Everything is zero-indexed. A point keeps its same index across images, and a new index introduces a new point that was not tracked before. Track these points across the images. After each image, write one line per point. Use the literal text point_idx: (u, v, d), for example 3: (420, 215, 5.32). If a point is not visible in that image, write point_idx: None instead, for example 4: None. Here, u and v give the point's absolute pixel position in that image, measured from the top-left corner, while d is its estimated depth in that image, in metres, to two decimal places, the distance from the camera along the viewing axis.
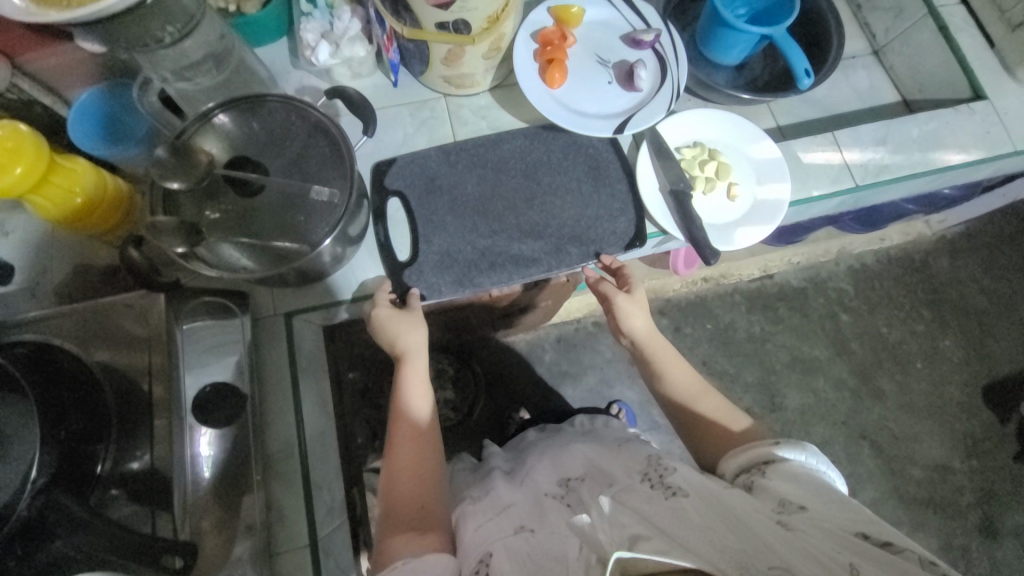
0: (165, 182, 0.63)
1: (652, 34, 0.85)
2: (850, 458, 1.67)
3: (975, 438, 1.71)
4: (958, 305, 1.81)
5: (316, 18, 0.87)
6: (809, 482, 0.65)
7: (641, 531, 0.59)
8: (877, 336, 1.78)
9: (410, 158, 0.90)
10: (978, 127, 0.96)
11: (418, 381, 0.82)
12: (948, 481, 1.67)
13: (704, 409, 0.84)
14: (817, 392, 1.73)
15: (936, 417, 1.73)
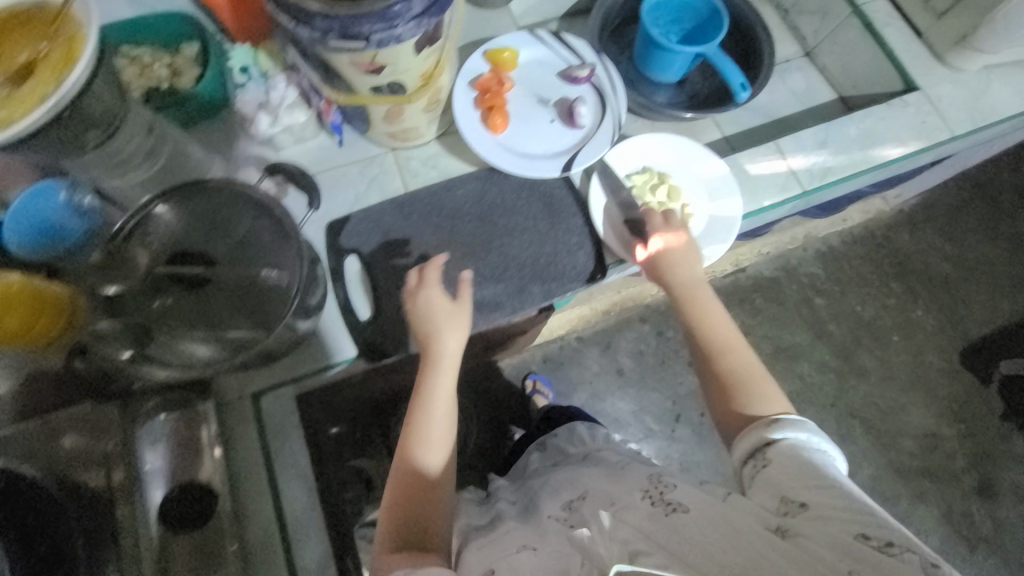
0: (104, 287, 0.62)
1: (587, 70, 0.87)
2: (844, 439, 1.58)
3: (958, 402, 1.63)
4: (922, 269, 1.74)
5: (252, 87, 0.87)
6: (808, 471, 0.57)
7: (641, 545, 0.52)
8: (850, 313, 1.70)
9: (363, 215, 0.89)
10: (914, 118, 0.98)
11: (442, 383, 0.73)
12: (940, 448, 1.58)
13: (741, 366, 0.71)
14: (803, 374, 1.63)
15: (919, 387, 1.64)
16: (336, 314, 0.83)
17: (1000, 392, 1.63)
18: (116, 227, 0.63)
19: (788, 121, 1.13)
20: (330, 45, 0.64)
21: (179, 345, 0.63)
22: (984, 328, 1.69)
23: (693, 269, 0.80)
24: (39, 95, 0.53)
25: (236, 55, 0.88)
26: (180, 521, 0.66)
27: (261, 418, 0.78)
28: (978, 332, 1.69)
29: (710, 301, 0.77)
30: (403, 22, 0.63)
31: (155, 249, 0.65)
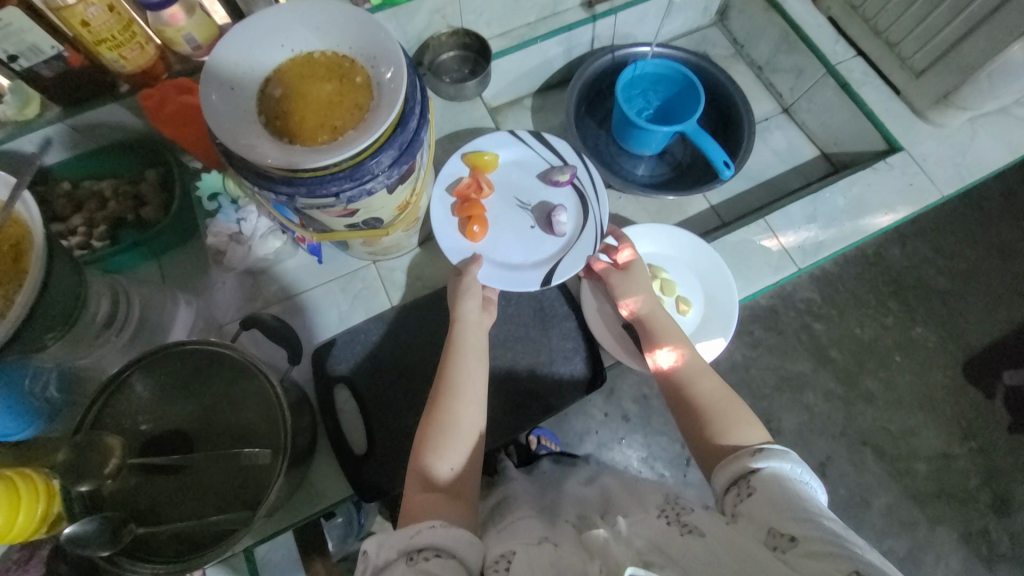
0: (74, 487, 0.56)
1: (568, 173, 0.85)
2: (854, 468, 1.22)
3: (969, 418, 1.27)
4: (918, 284, 1.34)
5: (221, 219, 0.83)
6: (794, 503, 0.50)
7: (653, 556, 0.49)
8: (848, 336, 1.31)
9: (349, 336, 0.85)
10: (900, 181, 0.98)
11: (472, 346, 0.71)
12: (953, 470, 1.24)
13: (731, 411, 0.64)
14: (808, 402, 1.26)
15: (930, 408, 1.27)
16: (329, 449, 0.80)
17: (1007, 408, 1.27)
18: (83, 414, 0.60)
19: (774, 182, 1.11)
20: (298, 204, 0.61)
21: (161, 535, 0.59)
22: (985, 337, 1.31)
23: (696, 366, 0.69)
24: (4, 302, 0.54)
25: (204, 182, 0.83)
26: None
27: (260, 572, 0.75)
28: (979, 343, 1.31)
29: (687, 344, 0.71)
30: (373, 177, 0.61)
31: (130, 432, 0.62)
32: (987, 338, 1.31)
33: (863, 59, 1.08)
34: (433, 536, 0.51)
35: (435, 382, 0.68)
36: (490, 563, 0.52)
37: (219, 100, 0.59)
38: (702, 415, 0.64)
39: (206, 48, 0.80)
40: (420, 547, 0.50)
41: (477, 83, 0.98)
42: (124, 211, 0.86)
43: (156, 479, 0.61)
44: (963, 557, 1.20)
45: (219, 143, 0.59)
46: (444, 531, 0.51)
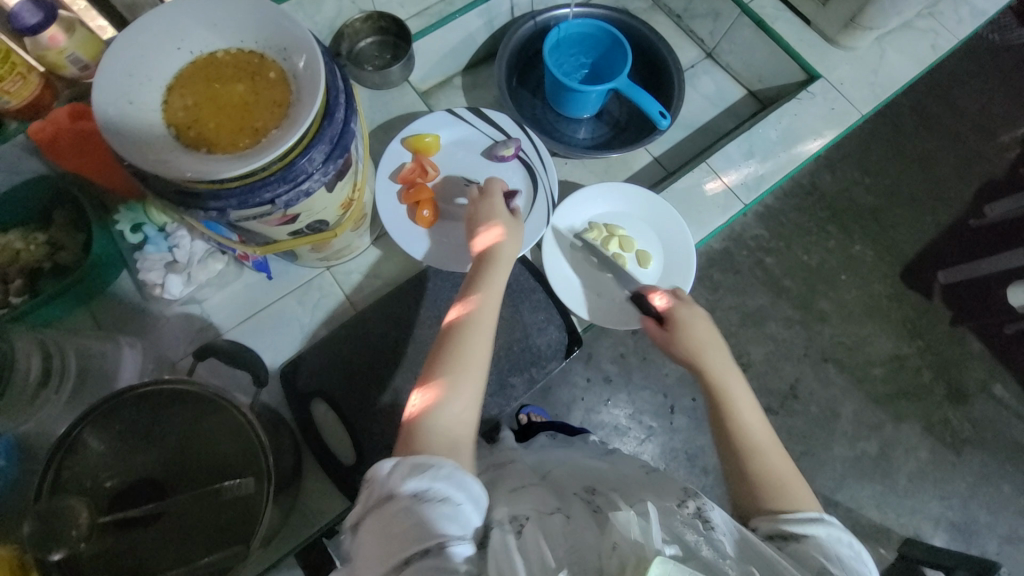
0: (45, 558, 0.52)
1: (512, 146, 0.84)
2: (820, 386, 1.27)
3: (916, 320, 1.34)
4: (851, 204, 1.39)
5: (151, 251, 0.77)
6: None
7: (681, 549, 0.48)
8: (796, 264, 1.35)
9: (316, 349, 0.82)
10: (823, 107, 1.04)
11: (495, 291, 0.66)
12: (907, 370, 1.30)
13: (772, 464, 0.59)
14: (771, 331, 1.30)
15: (881, 316, 1.33)
16: (318, 467, 0.77)
17: (946, 305, 1.35)
18: (37, 480, 0.56)
19: (709, 127, 1.14)
20: (233, 219, 0.57)
21: None
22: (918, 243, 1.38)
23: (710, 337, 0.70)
24: None
25: (126, 214, 0.78)
26: None
27: None
28: (913, 251, 1.37)
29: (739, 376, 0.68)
30: (309, 177, 0.57)
31: (94, 490, 0.57)
32: (919, 244, 1.38)
33: None
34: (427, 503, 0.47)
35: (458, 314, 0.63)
36: (503, 522, 0.51)
37: (119, 116, 0.54)
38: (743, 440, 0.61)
39: (95, 67, 0.75)
40: (409, 511, 0.46)
41: (402, 67, 0.94)
42: (39, 259, 0.78)
43: (133, 534, 0.56)
44: (930, 446, 1.26)
45: (128, 164, 0.54)
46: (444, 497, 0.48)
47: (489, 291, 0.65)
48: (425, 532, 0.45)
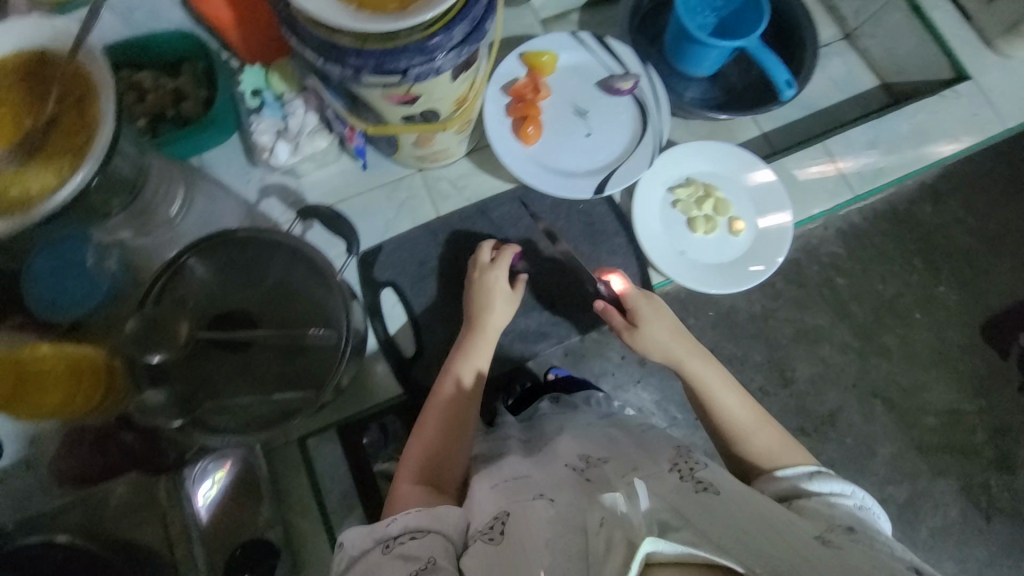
0: (147, 356, 0.60)
1: (630, 81, 0.82)
2: (863, 423, 1.00)
3: (981, 376, 1.03)
4: (958, 239, 1.08)
5: (267, 115, 0.81)
6: (850, 518, 0.53)
7: (669, 516, 0.43)
8: (867, 291, 1.05)
9: (396, 244, 0.86)
10: (966, 111, 0.98)
11: (479, 356, 0.73)
12: (961, 426, 1.01)
13: (755, 447, 0.65)
14: (824, 354, 1.02)
15: (947, 366, 1.03)
16: (380, 350, 0.83)
17: (1020, 369, 1.03)
18: (146, 290, 0.61)
19: (830, 112, 1.04)
20: (364, 82, 0.58)
21: (225, 411, 0.61)
22: None
23: (667, 329, 0.75)
24: (80, 147, 0.53)
25: (248, 78, 0.81)
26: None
27: (311, 461, 0.79)
28: (998, 304, 1.06)
29: (719, 373, 0.72)
30: (443, 54, 0.57)
31: (194, 312, 0.63)
32: (1008, 298, 1.06)
33: None
34: (409, 524, 0.53)
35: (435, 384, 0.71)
36: (482, 529, 0.52)
37: None
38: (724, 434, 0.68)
39: None
40: (397, 534, 0.52)
41: None
42: (164, 106, 0.81)
43: (221, 358, 0.62)
44: (962, 507, 0.99)
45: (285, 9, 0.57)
46: (420, 515, 0.54)
47: (468, 357, 0.73)
48: (413, 552, 0.50)
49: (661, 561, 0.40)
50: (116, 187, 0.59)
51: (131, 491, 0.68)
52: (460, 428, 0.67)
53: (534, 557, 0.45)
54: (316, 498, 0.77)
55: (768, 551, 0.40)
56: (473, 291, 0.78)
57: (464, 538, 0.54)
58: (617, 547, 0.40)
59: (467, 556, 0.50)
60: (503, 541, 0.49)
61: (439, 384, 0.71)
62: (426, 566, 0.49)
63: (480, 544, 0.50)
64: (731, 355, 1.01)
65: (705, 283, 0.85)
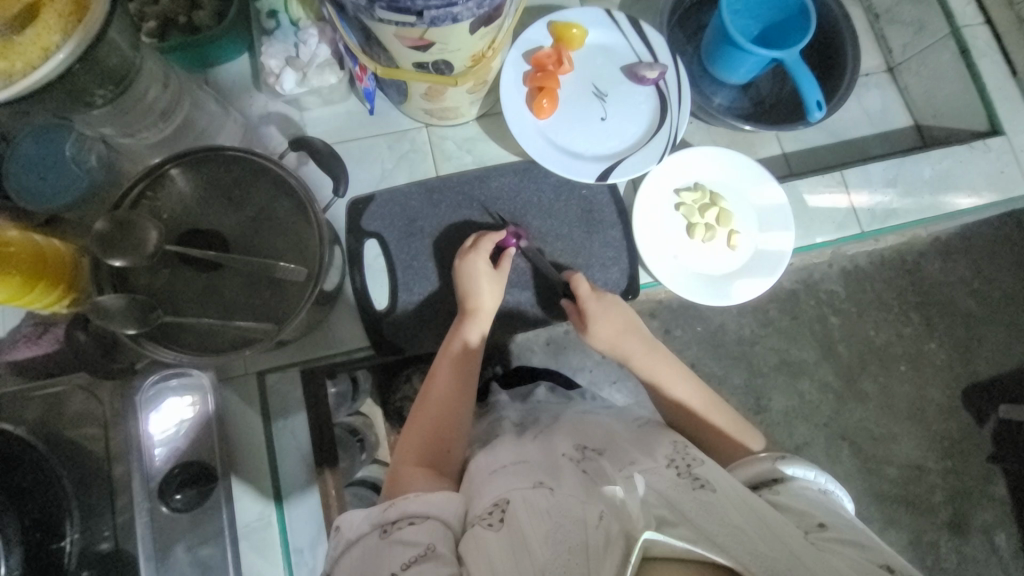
0: (107, 259, 0.56)
1: (657, 71, 0.79)
2: (826, 462, 0.99)
3: (951, 437, 1.03)
4: (956, 298, 1.06)
5: (279, 39, 0.78)
6: (819, 507, 0.53)
7: (666, 512, 0.44)
8: (857, 335, 1.04)
9: (389, 196, 0.84)
10: (993, 166, 0.95)
11: (472, 339, 0.73)
12: (921, 483, 1.01)
13: (716, 424, 0.69)
14: (802, 390, 1.02)
15: (920, 422, 1.03)
16: (354, 299, 0.82)
17: (993, 438, 1.03)
18: (122, 193, 0.59)
19: (857, 144, 1.01)
20: (377, 16, 0.56)
21: (184, 329, 0.60)
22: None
23: (621, 320, 0.76)
24: (65, 32, 0.50)
25: None
26: (181, 493, 0.65)
27: (266, 398, 0.77)
28: (987, 372, 1.04)
29: (670, 363, 0.74)
30: (463, 0, 0.55)
31: (167, 224, 0.61)
32: (997, 368, 1.04)
33: (989, 29, 0.98)
34: (408, 508, 0.49)
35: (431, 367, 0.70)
36: (480, 515, 0.48)
37: None
38: (685, 416, 0.70)
39: None
40: (395, 519, 0.48)
41: None
42: (176, 11, 0.77)
43: (188, 275, 0.61)
44: (908, 562, 0.98)
45: None
46: (417, 499, 0.50)
47: (460, 342, 0.73)
48: (411, 538, 0.47)
49: (658, 554, 0.40)
50: (104, 78, 0.56)
51: (81, 392, 0.68)
52: (457, 408, 0.66)
53: (534, 547, 0.43)
54: (265, 435, 0.76)
55: (762, 549, 0.40)
56: (458, 278, 0.77)
57: (463, 525, 0.50)
58: (616, 542, 0.41)
59: (465, 543, 0.46)
60: (503, 528, 0.46)
61: (436, 366, 0.70)
62: (426, 553, 0.45)
63: (479, 529, 0.47)
64: (712, 372, 1.00)
65: (695, 292, 0.83)
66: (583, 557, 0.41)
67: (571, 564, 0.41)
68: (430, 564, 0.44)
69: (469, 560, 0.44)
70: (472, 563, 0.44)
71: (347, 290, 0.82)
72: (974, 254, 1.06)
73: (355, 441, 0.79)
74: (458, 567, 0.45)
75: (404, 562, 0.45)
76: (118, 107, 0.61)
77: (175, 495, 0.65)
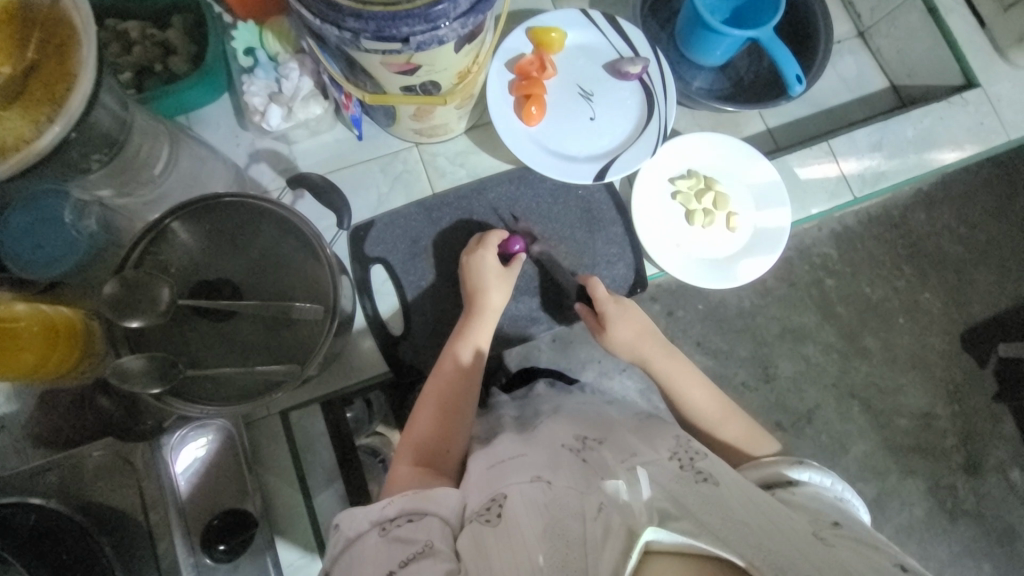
0: (123, 322, 0.56)
1: (640, 65, 0.79)
2: (838, 421, 1.02)
3: (957, 383, 1.05)
4: (949, 247, 1.08)
5: (260, 76, 0.78)
6: (833, 509, 0.53)
7: (668, 505, 0.44)
8: (854, 294, 1.06)
9: (389, 219, 0.84)
10: (972, 119, 0.97)
11: (478, 341, 0.73)
12: (933, 431, 1.03)
13: (727, 436, 0.70)
14: (808, 353, 1.03)
15: (927, 372, 1.05)
16: (368, 325, 0.82)
17: (996, 379, 1.05)
18: (127, 253, 0.59)
19: (837, 112, 1.02)
20: (363, 46, 0.56)
21: (205, 380, 0.59)
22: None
23: (635, 323, 0.76)
24: (58, 97, 0.50)
25: (240, 35, 0.78)
26: (225, 542, 0.65)
27: (293, 435, 0.78)
28: (981, 315, 1.07)
29: (686, 364, 0.75)
30: (447, 22, 0.54)
31: (177, 277, 0.60)
32: (991, 310, 1.07)
33: None
34: (404, 506, 0.50)
35: (436, 368, 0.70)
36: (478, 512, 0.49)
37: None
38: (697, 429, 0.72)
39: None
40: (392, 517, 0.49)
41: None
42: (151, 59, 0.77)
43: (203, 325, 0.60)
44: (928, 508, 1.01)
45: None
46: (413, 497, 0.51)
47: (468, 342, 0.72)
48: (408, 535, 0.47)
49: (659, 549, 0.41)
50: (97, 142, 0.56)
51: None
52: (461, 411, 0.66)
53: (530, 542, 0.44)
54: (296, 468, 0.77)
55: (767, 545, 0.40)
56: (466, 276, 0.77)
57: (460, 521, 0.50)
58: (616, 531, 0.42)
59: (462, 538, 0.47)
60: (500, 523, 0.46)
61: (439, 367, 0.70)
62: (423, 549, 0.46)
63: (476, 525, 0.47)
64: (719, 349, 1.01)
65: (700, 278, 0.84)
66: (581, 552, 0.41)
67: (569, 560, 0.41)
68: (428, 560, 0.45)
69: (466, 555, 0.45)
70: (469, 559, 0.45)
71: (359, 317, 0.83)
72: (956, 203, 1.08)
73: (378, 462, 0.78)
74: (456, 562, 0.45)
75: (402, 560, 0.46)
76: (113, 166, 0.61)
77: (219, 545, 0.64)
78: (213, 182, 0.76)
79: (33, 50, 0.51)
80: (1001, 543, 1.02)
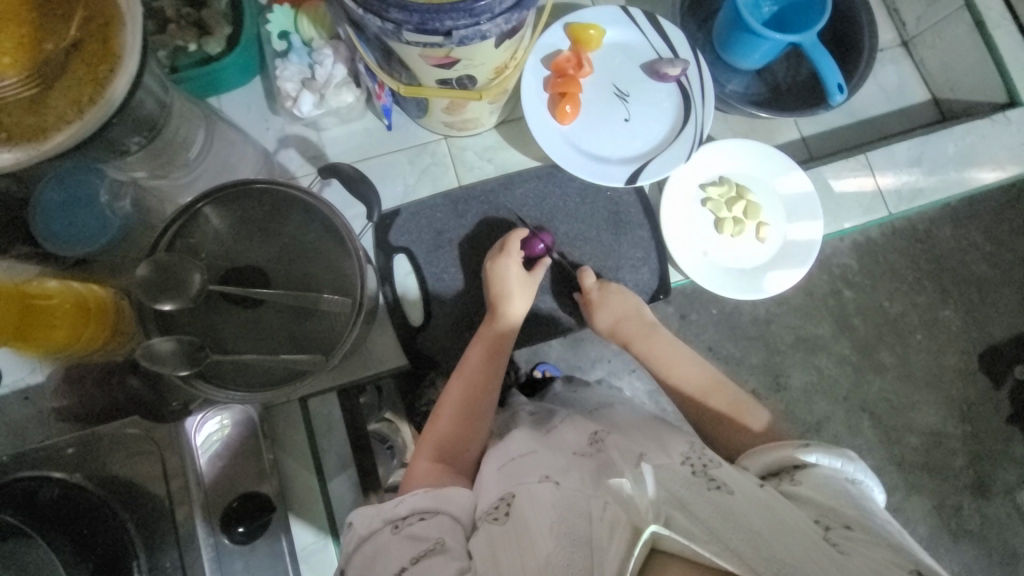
0: (156, 304, 0.56)
1: (679, 68, 0.78)
2: (847, 434, 1.00)
3: (971, 403, 1.03)
4: (974, 265, 1.05)
5: (293, 60, 0.77)
6: (840, 496, 0.50)
7: (676, 511, 0.43)
8: (874, 307, 1.04)
9: (414, 210, 0.84)
10: (1014, 139, 0.95)
11: (499, 347, 0.72)
12: (942, 449, 1.02)
13: (716, 408, 0.69)
14: (821, 363, 1.02)
15: (942, 391, 1.03)
16: (388, 315, 0.83)
17: (1011, 401, 1.03)
18: (158, 236, 0.59)
19: (875, 122, 0.99)
20: (404, 38, 0.55)
21: (230, 367, 0.60)
22: None
23: (627, 304, 0.79)
24: (101, 79, 0.49)
25: (275, 17, 0.77)
26: (243, 524, 0.64)
27: (311, 421, 0.79)
28: (1003, 335, 1.05)
29: (677, 349, 0.76)
30: (490, 18, 0.54)
31: (206, 262, 0.61)
32: (1014, 331, 1.05)
33: None
34: (418, 505, 0.51)
35: (455, 374, 0.69)
36: (487, 511, 0.50)
37: None
38: (686, 403, 0.71)
39: None
40: (405, 515, 0.50)
41: None
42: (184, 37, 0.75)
43: (235, 314, 0.61)
44: (931, 525, 1.00)
45: None
46: (428, 497, 0.52)
47: (490, 347, 0.72)
48: (420, 533, 0.48)
49: (664, 546, 0.42)
50: (137, 125, 0.56)
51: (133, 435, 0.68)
52: (480, 415, 0.66)
53: (537, 542, 0.44)
54: (310, 451, 0.78)
55: (780, 557, 0.39)
56: (489, 281, 0.77)
57: (471, 520, 0.51)
58: (620, 531, 0.42)
59: (475, 539, 0.47)
60: (509, 521, 0.47)
61: (460, 370, 0.69)
62: (435, 546, 0.47)
63: (485, 523, 0.48)
64: (730, 354, 1.00)
65: (724, 286, 0.83)
66: (587, 552, 0.41)
67: (575, 560, 0.41)
68: (439, 557, 0.46)
69: (477, 554, 0.45)
70: (478, 557, 0.45)
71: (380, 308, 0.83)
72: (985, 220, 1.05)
73: (386, 448, 0.76)
74: (467, 560, 0.46)
75: (412, 558, 0.46)
76: (150, 148, 0.61)
77: (238, 528, 0.64)
78: (242, 167, 0.76)
79: (74, 28, 0.50)
80: (1004, 564, 1.00)
